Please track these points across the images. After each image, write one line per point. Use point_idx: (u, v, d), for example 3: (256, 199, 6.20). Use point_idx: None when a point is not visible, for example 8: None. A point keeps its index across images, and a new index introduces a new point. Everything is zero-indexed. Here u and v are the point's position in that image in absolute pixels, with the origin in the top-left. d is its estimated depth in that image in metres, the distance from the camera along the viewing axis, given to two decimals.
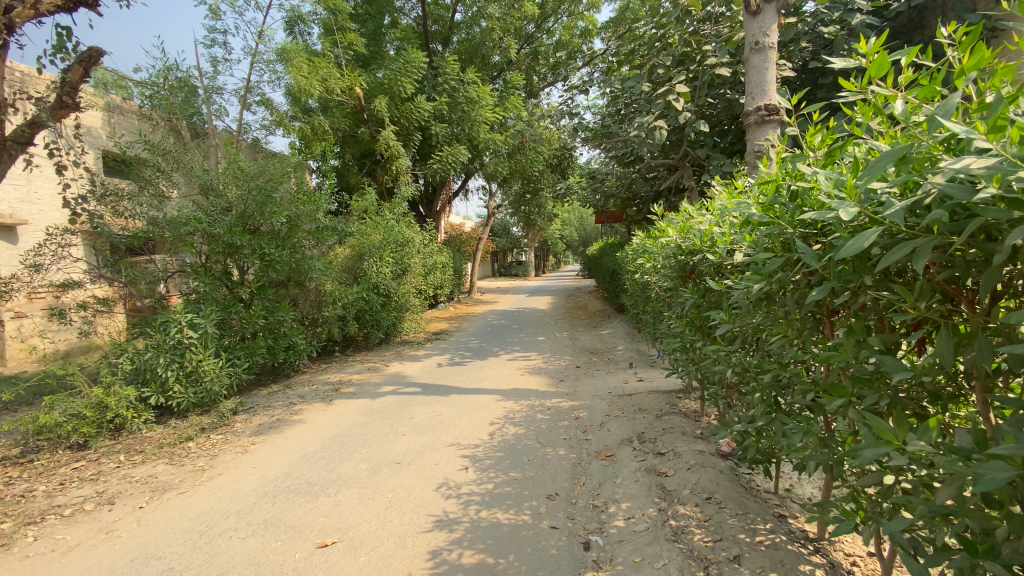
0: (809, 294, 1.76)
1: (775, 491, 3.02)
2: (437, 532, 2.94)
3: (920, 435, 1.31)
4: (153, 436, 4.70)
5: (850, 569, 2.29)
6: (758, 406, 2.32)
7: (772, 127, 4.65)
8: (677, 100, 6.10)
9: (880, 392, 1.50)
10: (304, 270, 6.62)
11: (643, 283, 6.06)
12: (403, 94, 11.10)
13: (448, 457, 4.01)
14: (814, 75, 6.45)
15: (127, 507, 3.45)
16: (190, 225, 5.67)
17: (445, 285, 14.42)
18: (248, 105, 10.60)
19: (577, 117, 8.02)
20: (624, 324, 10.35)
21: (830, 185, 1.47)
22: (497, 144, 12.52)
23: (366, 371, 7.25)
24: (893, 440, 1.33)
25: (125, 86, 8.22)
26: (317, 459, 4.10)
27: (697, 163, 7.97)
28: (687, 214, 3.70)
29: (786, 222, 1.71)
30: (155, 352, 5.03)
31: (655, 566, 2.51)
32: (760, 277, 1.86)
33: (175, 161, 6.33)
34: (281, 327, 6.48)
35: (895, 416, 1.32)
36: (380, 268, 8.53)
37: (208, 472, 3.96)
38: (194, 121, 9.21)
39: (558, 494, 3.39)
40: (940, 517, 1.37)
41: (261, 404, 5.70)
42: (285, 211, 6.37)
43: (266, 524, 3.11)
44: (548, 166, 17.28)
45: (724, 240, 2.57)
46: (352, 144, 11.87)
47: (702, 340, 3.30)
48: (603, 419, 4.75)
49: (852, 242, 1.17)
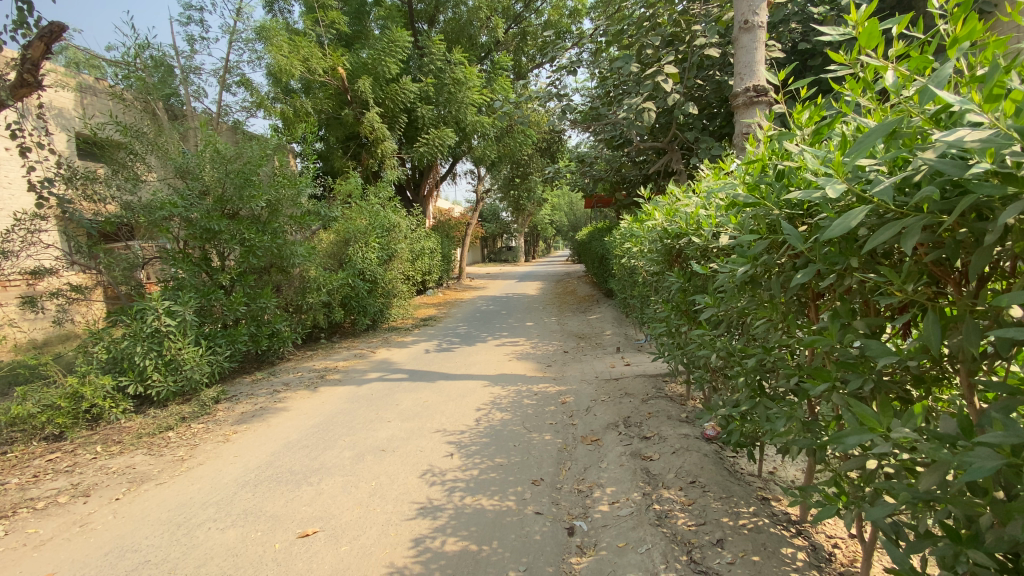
0: (794, 276, 1.71)
1: (759, 474, 3.04)
2: (420, 520, 2.91)
3: (905, 421, 1.27)
4: (131, 426, 4.60)
5: (831, 551, 2.32)
6: (741, 389, 2.31)
7: (760, 108, 4.61)
8: (665, 81, 6.01)
9: (864, 375, 1.46)
10: (286, 256, 6.50)
11: (630, 267, 6.02)
12: (388, 74, 10.87)
13: (434, 443, 3.98)
14: (803, 57, 6.41)
15: (103, 499, 3.37)
16: (165, 209, 5.49)
17: (433, 271, 14.32)
18: (227, 86, 10.31)
19: (564, 98, 7.90)
20: (612, 308, 10.35)
21: (816, 163, 1.42)
22: (485, 126, 12.33)
23: (353, 358, 7.17)
24: (877, 426, 1.29)
25: (98, 66, 7.97)
26: (299, 447, 4.04)
27: (687, 146, 7.92)
28: (673, 197, 3.62)
29: (772, 203, 1.66)
30: (132, 340, 4.90)
31: (638, 551, 2.50)
32: (742, 258, 1.82)
33: (149, 144, 6.12)
34: (263, 314, 6.37)
35: (882, 402, 1.27)
36: (365, 254, 8.37)
37: (188, 462, 3.88)
38: (171, 103, 8.92)
39: (543, 479, 3.37)
40: (922, 504, 1.34)
41: (245, 392, 5.61)
42: (264, 195, 6.20)
43: (247, 514, 3.05)
44: (537, 149, 17.09)
45: (709, 222, 2.52)
46: (336, 126, 11.60)
47: (687, 324, 3.27)
48: (589, 403, 4.75)
49: (839, 222, 1.11)
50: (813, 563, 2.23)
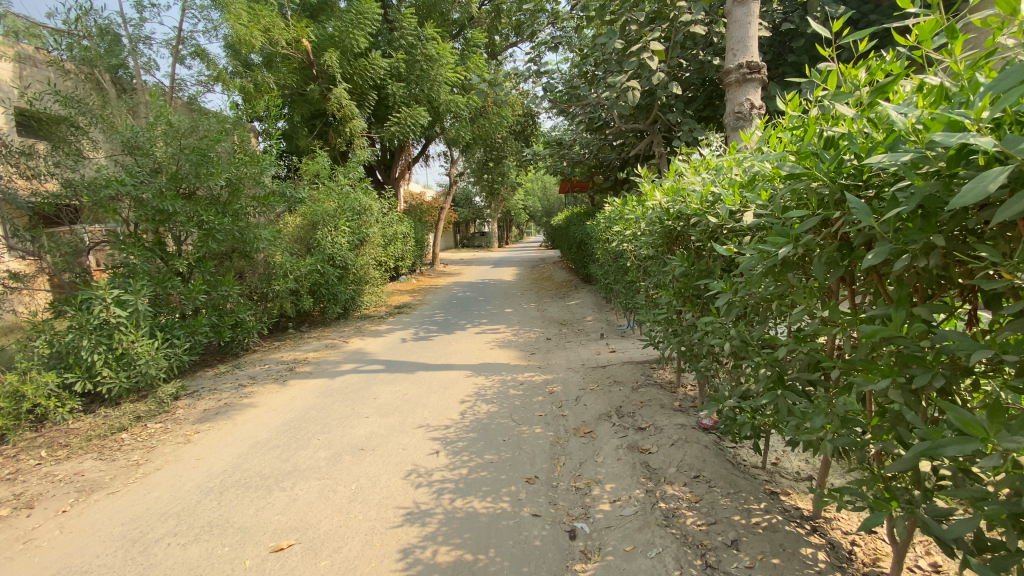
0: (840, 258, 1.56)
1: (764, 466, 2.91)
2: (407, 527, 2.66)
3: (1016, 428, 1.09)
4: (80, 427, 4.16)
5: (851, 549, 2.19)
6: (760, 381, 2.14)
7: (753, 87, 4.43)
8: (651, 59, 5.60)
9: (934, 369, 1.34)
10: (249, 241, 6.02)
11: (616, 252, 5.85)
12: (356, 49, 10.27)
13: (417, 440, 3.72)
14: (785, 39, 6.31)
15: (47, 512, 2.98)
16: (111, 187, 4.95)
17: (405, 257, 13.86)
18: (181, 58, 9.55)
19: (546, 77, 7.57)
20: (591, 294, 10.19)
21: (906, 122, 1.23)
22: (458, 106, 11.89)
23: (324, 349, 6.79)
24: (985, 435, 1.10)
25: (39, 35, 6.72)
26: (269, 448, 3.71)
27: (668, 128, 7.75)
28: (673, 176, 3.42)
29: (825, 173, 1.47)
30: (77, 333, 4.41)
31: (648, 555, 2.32)
32: (782, 237, 1.63)
33: (94, 116, 5.53)
34: (225, 303, 5.93)
35: (993, 406, 1.10)
36: (335, 239, 7.93)
37: (143, 467, 3.50)
38: (119, 75, 8.09)
39: (538, 477, 3.17)
40: (1010, 517, 1.19)
41: (207, 387, 5.20)
42: (224, 173, 5.69)
43: (212, 526, 2.74)
44: (511, 133, 16.71)
45: (726, 200, 2.32)
46: (300, 103, 11.02)
47: (690, 311, 3.10)
48: (578, 393, 4.56)
49: (971, 184, 0.95)
50: (835, 563, 2.09)
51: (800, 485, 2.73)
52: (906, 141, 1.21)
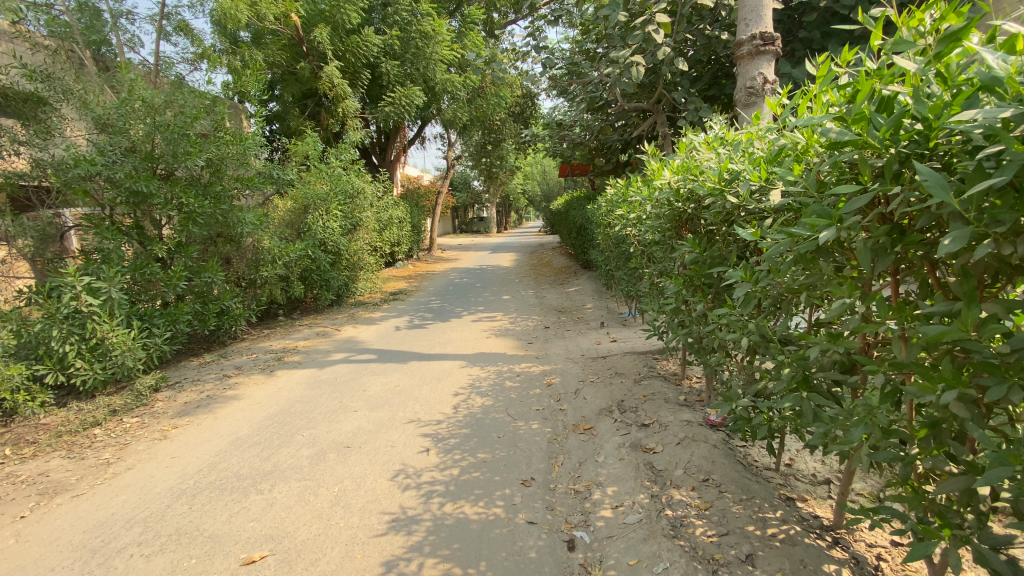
0: (892, 243, 1.33)
1: (777, 468, 2.68)
2: (392, 537, 2.45)
3: None
4: (51, 422, 3.95)
5: (877, 566, 1.97)
6: (782, 381, 1.90)
7: (767, 59, 4.12)
8: (657, 33, 5.22)
9: (1010, 380, 1.13)
10: (233, 225, 5.75)
11: (619, 237, 5.59)
12: (347, 25, 9.85)
13: (406, 436, 3.51)
14: (797, 11, 5.93)
15: (4, 518, 2.77)
16: (81, 167, 4.66)
17: (401, 242, 13.58)
18: (165, 34, 9.15)
19: (546, 53, 7.20)
20: (591, 281, 9.93)
21: (1004, 70, 1.01)
22: (455, 85, 11.47)
23: (314, 337, 6.55)
24: None
25: (16, 9, 6.02)
26: (250, 445, 3.49)
27: (673, 107, 7.40)
28: (681, 155, 3.15)
29: (880, 142, 1.24)
30: (46, 322, 4.16)
31: (653, 571, 2.11)
32: (823, 219, 1.39)
33: (63, 92, 5.19)
34: (210, 290, 5.69)
35: None
36: (326, 223, 7.63)
37: (114, 467, 3.29)
38: (101, 53, 7.65)
39: (534, 479, 2.95)
40: None
41: (189, 378, 4.97)
42: (203, 153, 5.38)
43: (180, 535, 2.53)
44: (510, 114, 16.25)
45: (749, 176, 2.05)
46: (292, 82, 10.69)
47: (700, 301, 2.85)
48: (577, 385, 4.35)
49: None
50: None
51: (817, 489, 2.51)
52: (1002, 96, 1.00)
